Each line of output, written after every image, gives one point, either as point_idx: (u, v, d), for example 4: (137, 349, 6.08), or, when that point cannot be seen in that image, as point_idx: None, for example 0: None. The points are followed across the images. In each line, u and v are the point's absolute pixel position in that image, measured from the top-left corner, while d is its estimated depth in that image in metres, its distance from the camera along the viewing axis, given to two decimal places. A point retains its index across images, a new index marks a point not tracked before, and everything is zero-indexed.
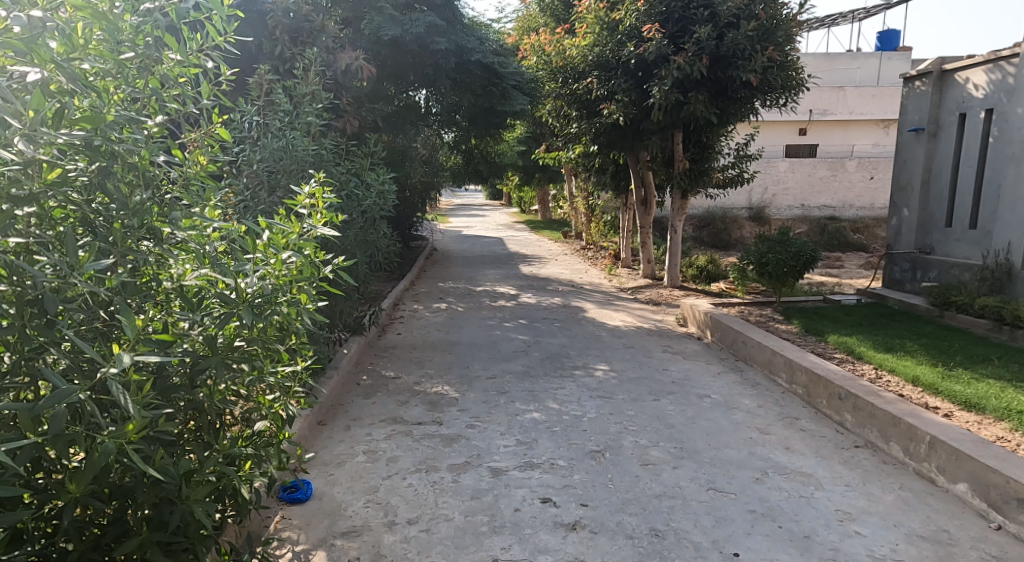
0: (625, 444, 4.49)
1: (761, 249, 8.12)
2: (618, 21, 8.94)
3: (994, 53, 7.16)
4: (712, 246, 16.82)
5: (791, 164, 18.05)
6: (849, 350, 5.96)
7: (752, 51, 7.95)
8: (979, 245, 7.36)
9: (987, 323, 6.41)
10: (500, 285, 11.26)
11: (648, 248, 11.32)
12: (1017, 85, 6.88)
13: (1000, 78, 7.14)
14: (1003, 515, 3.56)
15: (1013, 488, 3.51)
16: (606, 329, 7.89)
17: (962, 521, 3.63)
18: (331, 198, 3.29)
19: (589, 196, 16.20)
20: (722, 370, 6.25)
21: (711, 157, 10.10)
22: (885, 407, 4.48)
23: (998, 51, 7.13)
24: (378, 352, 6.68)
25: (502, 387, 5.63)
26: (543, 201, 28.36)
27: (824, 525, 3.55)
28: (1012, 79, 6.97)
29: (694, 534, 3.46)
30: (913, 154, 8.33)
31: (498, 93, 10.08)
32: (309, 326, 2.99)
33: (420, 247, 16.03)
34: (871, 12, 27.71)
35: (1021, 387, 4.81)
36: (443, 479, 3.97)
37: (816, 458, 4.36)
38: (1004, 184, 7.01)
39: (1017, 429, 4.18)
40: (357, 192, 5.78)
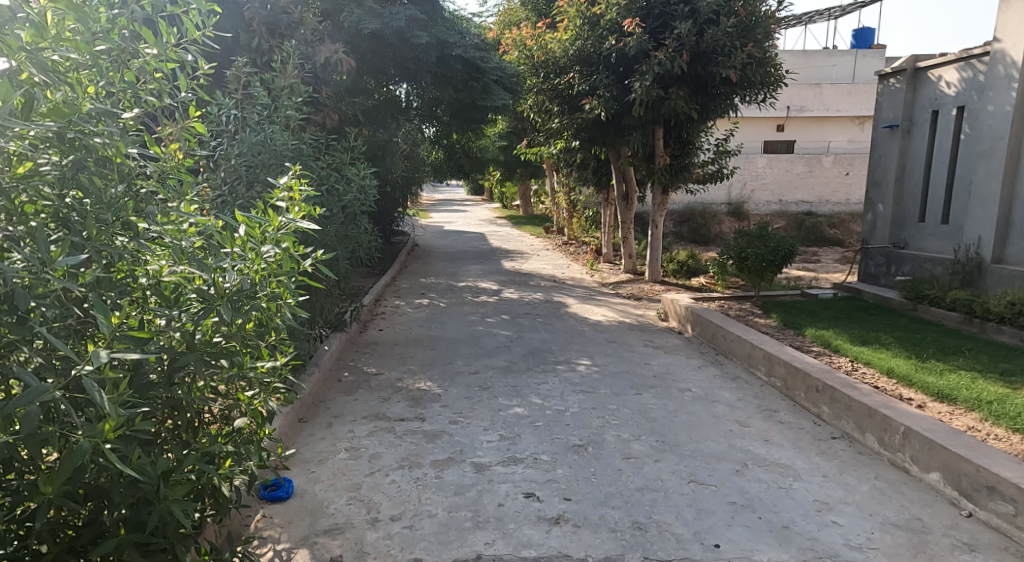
0: (608, 437, 4.50)
1: (740, 244, 8.19)
2: (599, 16, 8.95)
3: (965, 51, 7.27)
4: (692, 241, 16.91)
5: (769, 160, 18.19)
6: (826, 344, 6.03)
7: (731, 48, 8.06)
8: (951, 239, 7.48)
9: (958, 316, 6.52)
10: (483, 281, 11.21)
11: (629, 244, 11.34)
12: (987, 83, 6.98)
13: (972, 76, 7.24)
14: (974, 503, 3.62)
15: (983, 476, 3.57)
16: (589, 324, 7.90)
17: (932, 509, 3.69)
18: (309, 190, 3.22)
19: (571, 191, 16.22)
20: (703, 364, 6.30)
21: (691, 152, 10.17)
22: (860, 399, 4.53)
23: (969, 50, 7.23)
24: (360, 349, 6.63)
25: (485, 383, 5.61)
26: (526, 196, 28.38)
27: (803, 516, 3.58)
28: (983, 77, 7.07)
29: (676, 526, 3.48)
30: (888, 151, 8.42)
31: (480, 88, 10.01)
32: (290, 321, 2.98)
33: (402, 242, 15.96)
34: (847, 12, 27.87)
35: (991, 377, 4.92)
36: (426, 475, 3.96)
37: (795, 449, 4.41)
38: (975, 180, 7.11)
39: (988, 419, 4.26)
40: (337, 186, 5.71)
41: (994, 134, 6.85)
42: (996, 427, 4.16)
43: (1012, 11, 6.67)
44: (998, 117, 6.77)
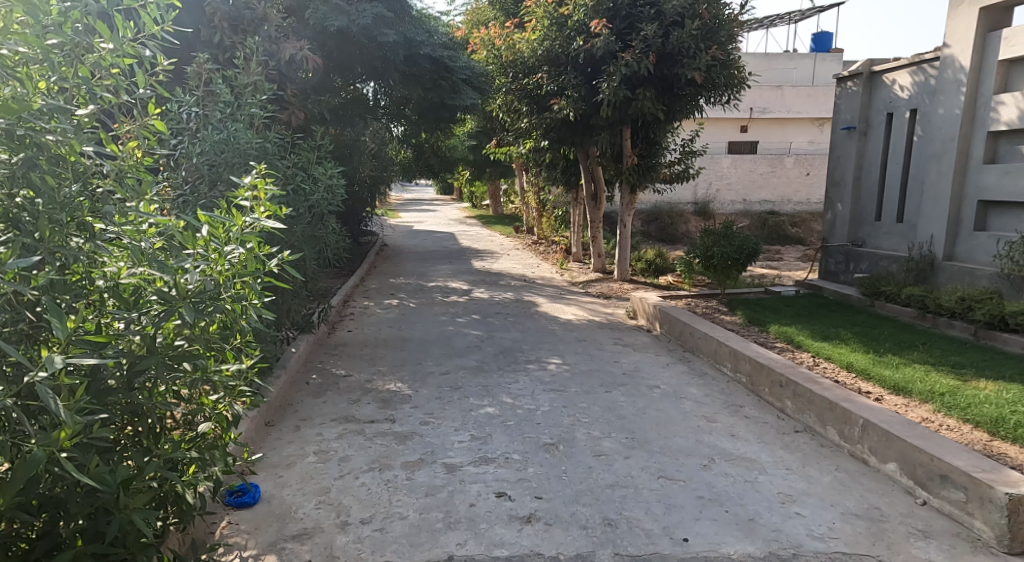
0: (579, 435, 4.51)
1: (706, 243, 8.26)
2: (567, 17, 8.97)
3: (918, 56, 7.45)
4: (659, 240, 17.07)
5: (734, 160, 18.42)
6: (789, 340, 6.12)
7: (696, 50, 8.15)
8: (905, 238, 7.65)
9: (913, 311, 6.68)
10: (453, 281, 11.15)
11: (598, 243, 11.41)
12: (937, 87, 7.17)
13: (924, 80, 7.43)
14: (928, 491, 3.71)
15: (936, 465, 3.65)
16: (560, 323, 7.91)
17: (889, 498, 3.77)
18: (274, 189, 3.14)
19: (540, 191, 16.24)
20: (671, 361, 6.35)
21: (658, 153, 10.24)
22: (822, 393, 4.61)
23: (921, 55, 7.42)
24: (328, 351, 6.55)
25: (455, 383, 5.58)
26: (495, 196, 28.37)
27: (768, 508, 3.63)
28: (934, 81, 7.26)
29: (646, 521, 3.50)
30: (846, 152, 8.58)
31: (448, 87, 9.98)
32: (255, 323, 2.92)
33: (371, 242, 15.82)
34: (806, 15, 28.35)
35: (944, 371, 5.05)
36: (397, 477, 3.91)
37: (760, 443, 4.46)
38: (927, 180, 7.28)
39: (942, 412, 4.37)
40: (303, 186, 5.60)
41: (943, 136, 7.03)
42: (950, 419, 4.28)
43: (960, 18, 6.87)
44: (948, 120, 6.95)
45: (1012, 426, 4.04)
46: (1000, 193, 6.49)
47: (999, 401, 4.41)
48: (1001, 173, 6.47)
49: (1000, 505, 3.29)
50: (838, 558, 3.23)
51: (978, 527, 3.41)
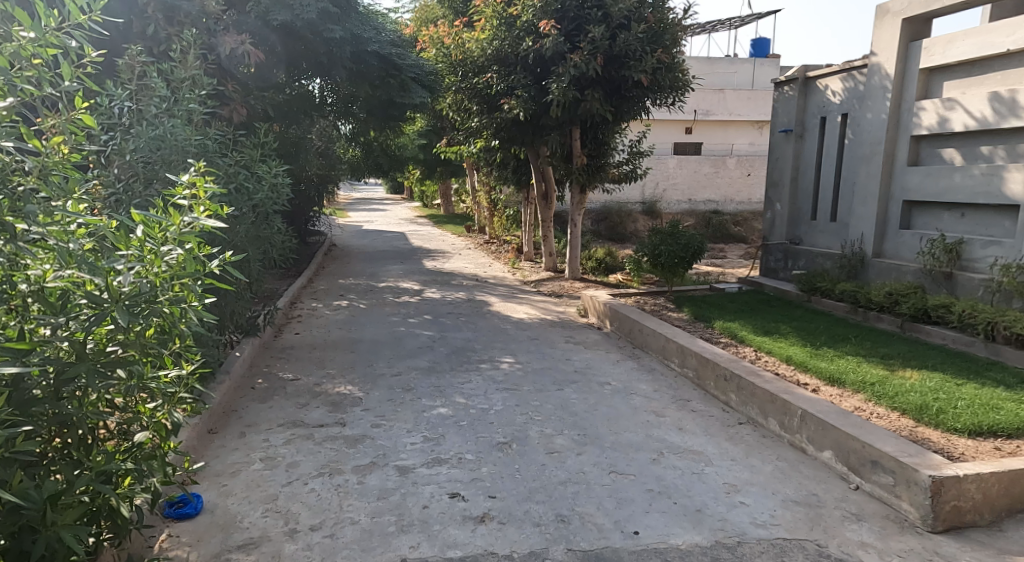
0: (532, 433, 4.49)
1: (653, 242, 8.35)
2: (515, 17, 8.98)
3: (847, 63, 7.72)
4: (609, 239, 17.25)
5: (679, 161, 18.72)
6: (732, 335, 6.23)
7: (642, 52, 8.26)
8: (838, 236, 7.90)
9: (845, 306, 6.91)
10: (404, 281, 11.02)
11: (549, 242, 11.46)
12: (865, 92, 7.43)
13: (853, 86, 7.70)
14: (860, 476, 3.83)
15: (868, 451, 3.78)
16: (512, 322, 7.89)
17: (826, 484, 3.88)
18: (214, 187, 3.02)
19: (491, 190, 16.21)
20: (621, 358, 6.40)
21: (607, 153, 10.33)
22: (763, 386, 4.70)
23: (850, 62, 7.68)
24: (275, 354, 6.39)
25: (407, 384, 5.50)
26: (445, 195, 28.22)
27: (714, 498, 3.69)
28: (862, 87, 7.52)
29: (598, 516, 3.50)
30: (784, 153, 8.81)
31: (397, 85, 9.85)
32: (196, 327, 2.79)
33: (318, 242, 15.54)
34: (745, 22, 29.02)
35: (875, 363, 5.25)
36: (348, 481, 3.83)
37: (706, 436, 4.52)
38: (857, 181, 7.53)
39: (874, 401, 4.52)
40: (246, 184, 5.42)
41: (870, 140, 7.28)
42: (880, 408, 4.43)
43: (885, 28, 7.14)
44: (875, 124, 7.20)
45: (934, 413, 4.21)
46: (923, 193, 6.76)
47: (924, 389, 4.60)
48: (924, 175, 6.75)
49: (925, 487, 3.43)
50: (779, 544, 3.30)
51: (905, 508, 3.54)
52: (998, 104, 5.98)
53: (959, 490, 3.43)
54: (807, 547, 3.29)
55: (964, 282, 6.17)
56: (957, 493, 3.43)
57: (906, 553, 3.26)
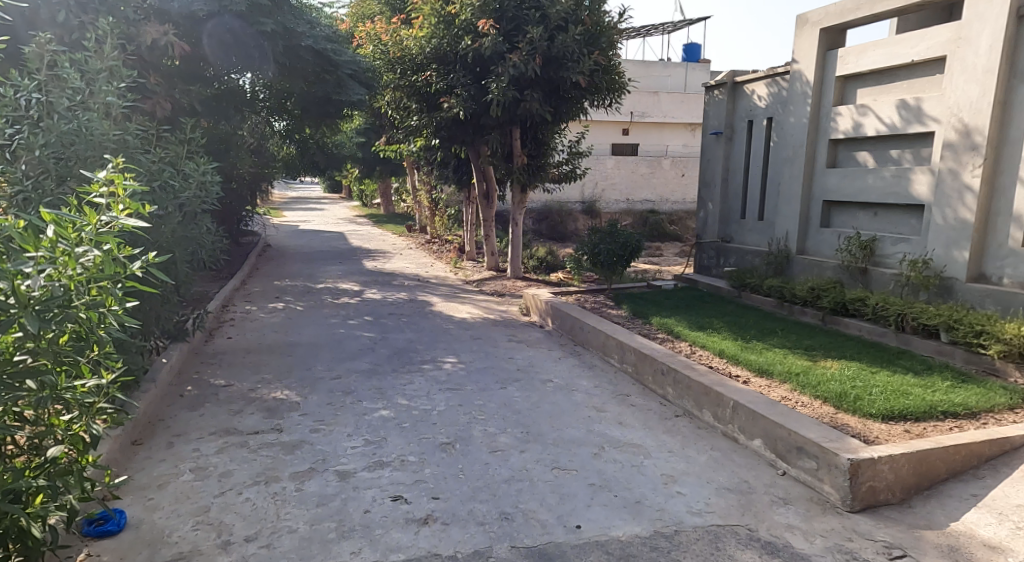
0: (475, 433, 4.51)
1: (593, 240, 8.49)
2: (454, 15, 8.98)
3: (771, 69, 8.01)
4: (550, 238, 17.43)
5: (617, 161, 19.01)
6: (668, 330, 6.41)
7: (580, 54, 8.40)
8: (766, 234, 8.19)
9: (772, 301, 7.18)
10: (342, 282, 10.88)
11: (490, 242, 11.51)
12: (787, 98, 7.72)
13: (777, 91, 8.00)
14: (787, 462, 4.01)
15: (794, 438, 3.96)
16: (454, 321, 7.89)
17: (755, 471, 4.04)
18: (133, 184, 2.91)
19: (432, 189, 16.14)
20: (563, 355, 6.49)
21: (546, 153, 10.43)
22: (698, 379, 4.86)
23: (774, 68, 7.98)
24: (205, 360, 6.22)
25: (347, 386, 5.45)
26: (384, 195, 27.95)
27: (653, 489, 3.80)
28: (786, 92, 7.82)
29: (540, 512, 3.55)
30: (714, 155, 9.08)
31: (333, 81, 9.77)
32: (115, 331, 2.72)
33: (252, 243, 15.17)
34: (678, 27, 29.69)
35: (800, 354, 5.48)
36: (285, 489, 3.77)
37: (645, 429, 4.64)
38: (782, 182, 7.82)
39: (798, 390, 4.73)
40: (171, 183, 5.30)
41: (794, 142, 7.57)
42: (804, 397, 4.64)
43: (805, 36, 7.45)
44: (798, 128, 7.50)
45: (852, 400, 4.44)
46: (841, 194, 7.07)
47: (843, 378, 4.84)
48: (841, 176, 7.07)
49: (844, 470, 3.63)
50: (715, 531, 3.43)
51: (826, 490, 3.73)
52: (905, 111, 6.32)
53: (873, 472, 3.63)
54: (739, 532, 3.42)
55: (878, 278, 6.49)
56: (872, 474, 3.63)
57: (829, 534, 3.43)
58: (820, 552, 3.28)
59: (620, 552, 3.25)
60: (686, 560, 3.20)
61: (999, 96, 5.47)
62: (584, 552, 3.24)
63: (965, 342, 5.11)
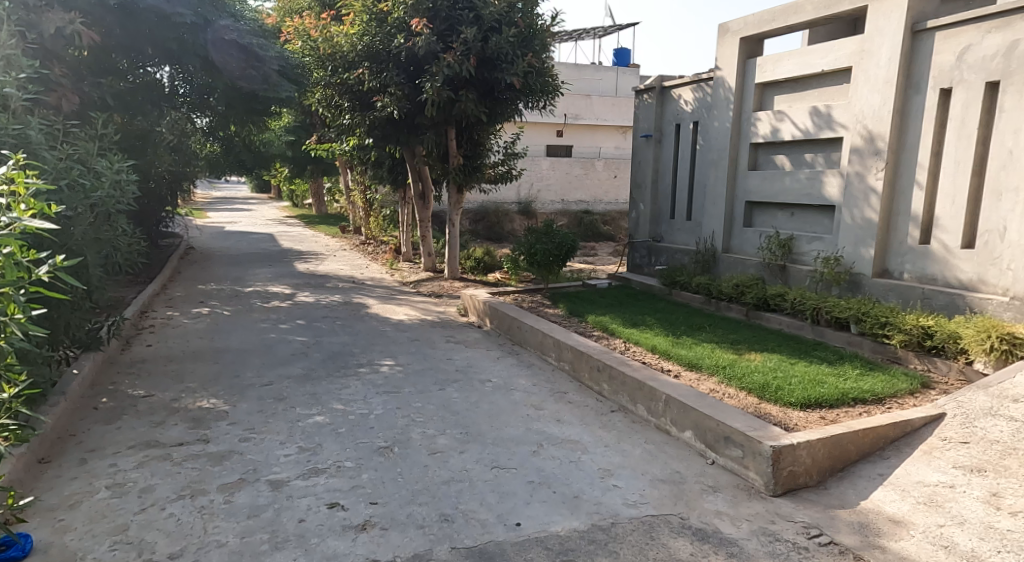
0: (413, 436, 4.76)
1: (529, 241, 8.82)
2: (386, 13, 9.09)
3: (696, 75, 8.52)
4: (487, 238, 17.74)
5: (552, 163, 19.45)
6: (604, 328, 6.79)
7: (514, 55, 8.74)
8: (694, 233, 8.70)
9: (700, 298, 7.67)
10: (273, 285, 10.89)
11: (427, 243, 11.71)
12: (712, 103, 8.23)
13: (702, 96, 8.50)
14: (716, 452, 4.42)
15: (721, 429, 4.36)
16: (390, 324, 8.09)
17: (687, 462, 4.44)
18: (36, 185, 3.12)
19: (367, 190, 16.20)
20: (501, 355, 6.79)
21: (482, 153, 10.71)
22: (632, 375, 5.23)
23: (699, 74, 8.49)
24: (122, 369, 6.21)
25: (279, 393, 5.59)
26: (317, 194, 27.69)
27: (590, 484, 4.14)
28: (710, 98, 8.33)
29: (481, 512, 3.84)
30: (645, 157, 9.55)
31: (261, 77, 9.64)
32: (17, 336, 3.13)
33: (173, 245, 14.89)
34: (608, 31, 30.46)
35: (726, 348, 5.94)
36: (212, 502, 3.92)
37: (582, 425, 4.98)
38: (708, 183, 8.32)
39: (725, 381, 5.16)
40: (81, 181, 5.30)
41: (719, 146, 8.08)
42: (731, 388, 5.06)
43: (727, 45, 7.96)
44: (722, 132, 8.03)
45: (774, 390, 4.88)
46: (761, 194, 7.60)
47: (765, 369, 5.31)
48: (761, 178, 7.60)
49: (766, 456, 4.04)
50: (648, 520, 3.79)
51: (751, 476, 4.15)
52: (817, 117, 6.88)
53: (794, 456, 4.06)
54: (672, 521, 3.79)
55: (796, 274, 7.05)
56: (792, 460, 4.06)
57: (754, 517, 3.83)
58: (745, 535, 3.67)
59: (560, 546, 3.55)
60: (623, 550, 3.54)
61: (897, 106, 6.05)
62: (525, 548, 3.53)
63: (872, 333, 5.65)
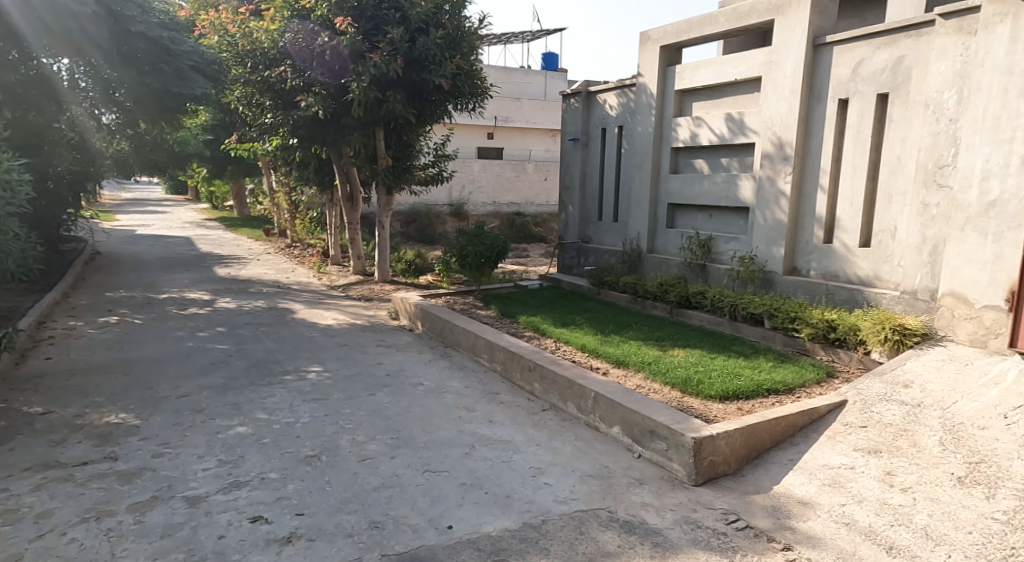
0: (342, 443, 4.77)
1: (461, 243, 8.90)
2: (308, 10, 9.01)
3: (620, 81, 8.79)
4: (418, 241, 17.71)
5: (484, 165, 19.54)
6: (535, 328, 6.93)
7: (441, 57, 8.82)
8: (620, 235, 8.96)
9: (626, 297, 7.93)
10: (190, 291, 10.58)
11: (357, 245, 11.62)
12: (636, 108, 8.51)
13: (626, 102, 8.77)
14: (642, 445, 4.61)
15: (647, 423, 4.56)
16: (318, 329, 8.02)
17: (615, 456, 4.62)
18: None
19: (292, 192, 15.92)
20: (433, 357, 6.85)
21: (412, 155, 10.70)
22: (561, 373, 5.39)
23: (623, 80, 8.77)
24: (19, 385, 5.91)
25: (197, 405, 5.47)
26: (239, 196, 26.93)
27: (522, 483, 4.26)
28: (633, 103, 8.61)
29: (412, 517, 3.90)
30: (573, 160, 9.77)
31: (172, 73, 9.35)
32: None
33: (79, 250, 14.21)
34: (537, 35, 30.81)
35: (652, 345, 6.18)
36: (121, 524, 3.81)
37: (514, 425, 5.10)
38: (633, 185, 8.59)
39: (650, 377, 5.37)
40: None
41: (642, 149, 8.36)
42: (656, 383, 5.28)
43: (648, 53, 8.25)
44: (644, 136, 8.32)
45: (695, 384, 5.12)
46: (682, 197, 7.91)
47: (687, 364, 5.56)
48: (682, 182, 7.90)
49: (688, 448, 4.25)
50: (578, 516, 3.94)
51: (675, 467, 4.35)
52: (731, 123, 7.23)
53: (714, 447, 4.29)
54: (601, 515, 3.95)
55: (714, 273, 7.38)
56: (712, 450, 4.28)
57: (678, 507, 4.03)
58: (669, 524, 3.86)
59: (491, 546, 3.65)
60: (553, 546, 3.66)
61: (802, 115, 6.43)
62: (456, 550, 3.62)
63: (784, 327, 6.00)
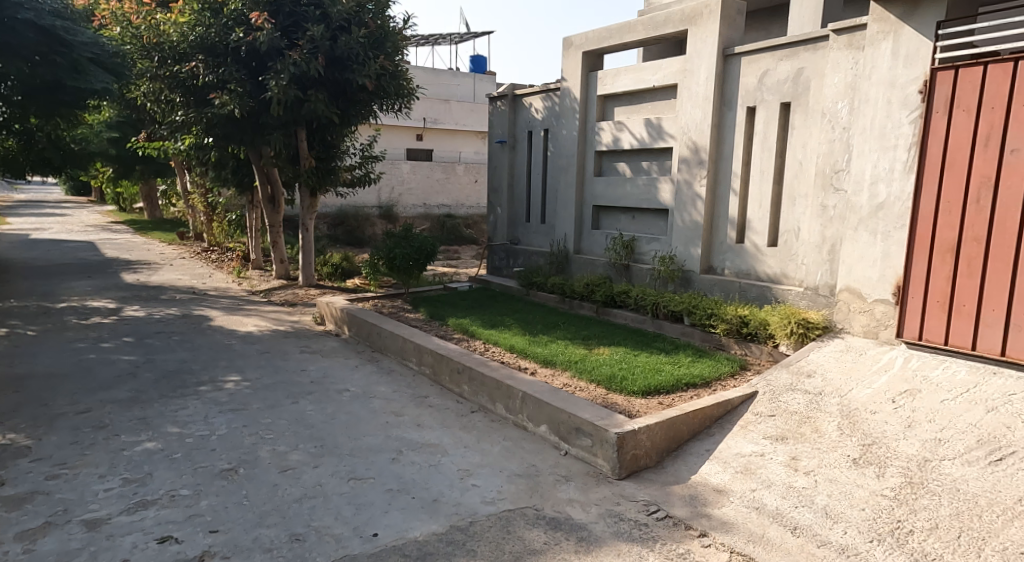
0: (262, 454, 4.70)
1: (388, 246, 8.87)
2: (221, 4, 8.83)
3: (545, 85, 8.96)
4: (347, 243, 17.50)
5: (413, 166, 19.47)
6: (464, 330, 6.99)
7: (364, 57, 8.83)
8: (547, 236, 9.13)
9: (554, 297, 8.09)
10: (94, 299, 10.10)
11: (280, 249, 11.41)
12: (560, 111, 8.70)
13: (551, 105, 8.95)
14: (568, 443, 4.75)
15: (572, 421, 4.69)
16: (237, 337, 7.85)
17: (543, 454, 4.74)
18: None
19: (208, 194, 15.47)
20: (361, 363, 6.82)
21: (338, 156, 10.58)
22: (489, 374, 5.47)
23: (547, 84, 8.95)
24: None
25: (100, 421, 5.25)
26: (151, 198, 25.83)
27: (449, 486, 4.32)
28: (558, 107, 8.79)
29: (335, 527, 3.89)
30: (501, 162, 9.89)
31: (67, 65, 8.51)
32: None
33: None
34: (464, 38, 30.90)
35: (579, 343, 6.35)
36: (12, 552, 3.61)
37: (442, 428, 5.15)
38: (559, 188, 8.77)
39: (576, 375, 5.52)
40: None
41: (567, 152, 8.55)
42: (582, 381, 5.43)
43: (570, 58, 8.44)
44: (569, 140, 8.51)
45: (619, 381, 5.29)
46: (606, 199, 8.13)
47: (612, 361, 5.74)
48: (605, 184, 8.12)
49: (611, 443, 4.40)
50: (505, 515, 4.03)
51: (600, 463, 4.50)
52: (650, 128, 7.49)
53: (635, 441, 4.46)
54: (528, 513, 4.05)
55: (637, 273, 7.63)
56: (634, 444, 4.45)
57: (602, 501, 4.18)
58: (593, 519, 3.99)
59: (417, 551, 3.69)
60: (479, 547, 3.74)
61: (714, 121, 6.73)
62: (382, 557, 3.64)
63: (701, 323, 6.28)
